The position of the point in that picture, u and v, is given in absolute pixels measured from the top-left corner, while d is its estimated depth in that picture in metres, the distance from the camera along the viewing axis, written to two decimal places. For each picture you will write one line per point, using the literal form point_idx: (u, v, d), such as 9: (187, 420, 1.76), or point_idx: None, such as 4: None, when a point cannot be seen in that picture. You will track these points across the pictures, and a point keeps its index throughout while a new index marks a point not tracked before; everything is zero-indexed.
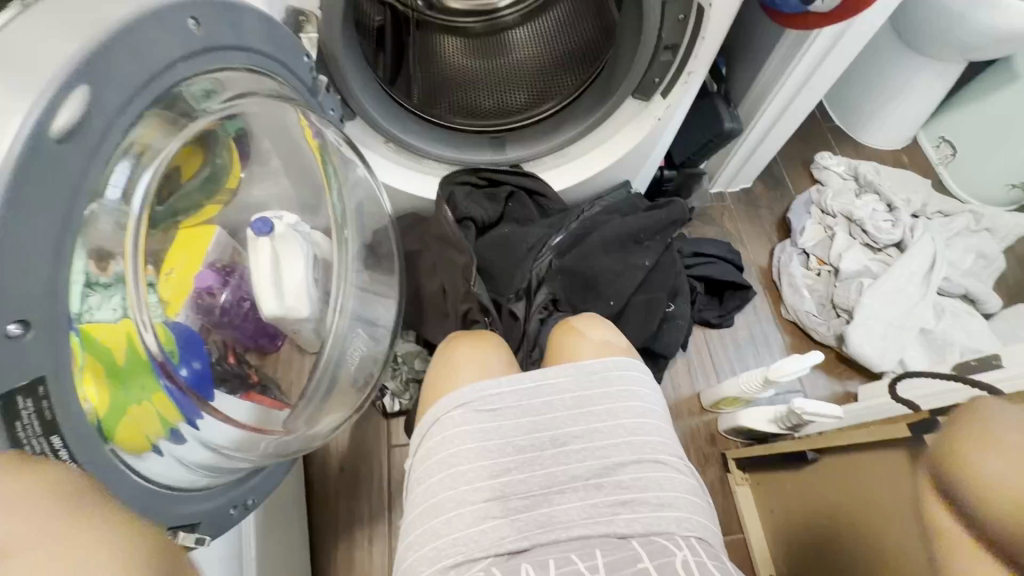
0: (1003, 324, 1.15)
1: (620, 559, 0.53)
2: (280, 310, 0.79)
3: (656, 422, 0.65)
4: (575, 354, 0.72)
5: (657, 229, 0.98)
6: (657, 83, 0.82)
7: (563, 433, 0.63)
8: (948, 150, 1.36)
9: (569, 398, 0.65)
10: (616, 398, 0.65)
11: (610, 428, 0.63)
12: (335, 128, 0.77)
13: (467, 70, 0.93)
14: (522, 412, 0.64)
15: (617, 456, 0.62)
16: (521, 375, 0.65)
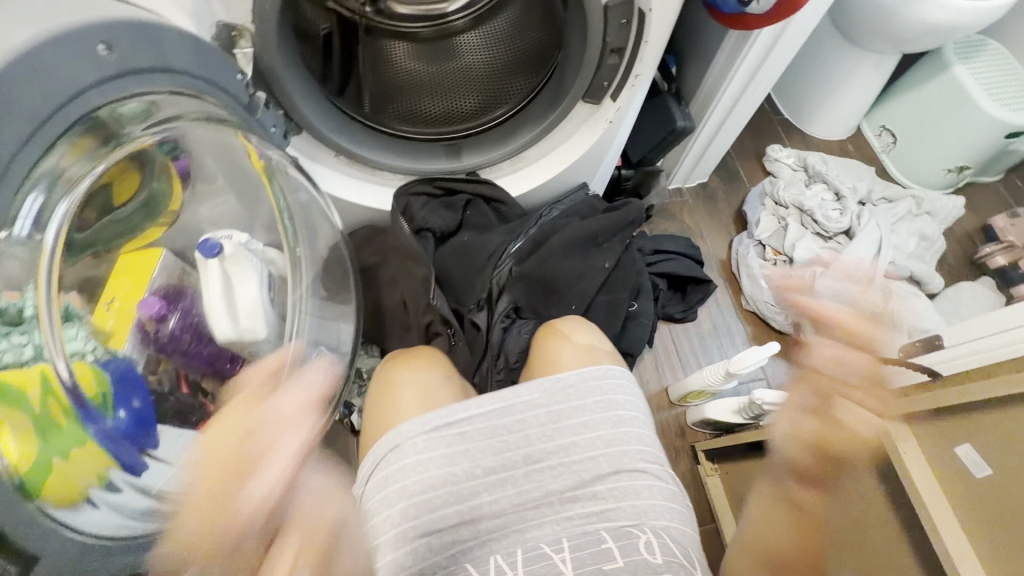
0: (947, 303, 1.21)
1: (584, 541, 0.57)
2: (234, 334, 0.77)
3: (636, 429, 0.65)
4: (558, 358, 0.73)
5: (617, 230, 0.98)
6: (606, 86, 0.82)
7: (536, 450, 0.63)
8: (889, 138, 1.42)
9: (544, 414, 0.65)
10: (596, 410, 0.65)
11: (587, 442, 0.64)
12: (276, 147, 0.74)
13: (418, 76, 0.89)
14: (491, 431, 0.64)
15: (596, 469, 0.62)
16: (491, 397, 0.64)
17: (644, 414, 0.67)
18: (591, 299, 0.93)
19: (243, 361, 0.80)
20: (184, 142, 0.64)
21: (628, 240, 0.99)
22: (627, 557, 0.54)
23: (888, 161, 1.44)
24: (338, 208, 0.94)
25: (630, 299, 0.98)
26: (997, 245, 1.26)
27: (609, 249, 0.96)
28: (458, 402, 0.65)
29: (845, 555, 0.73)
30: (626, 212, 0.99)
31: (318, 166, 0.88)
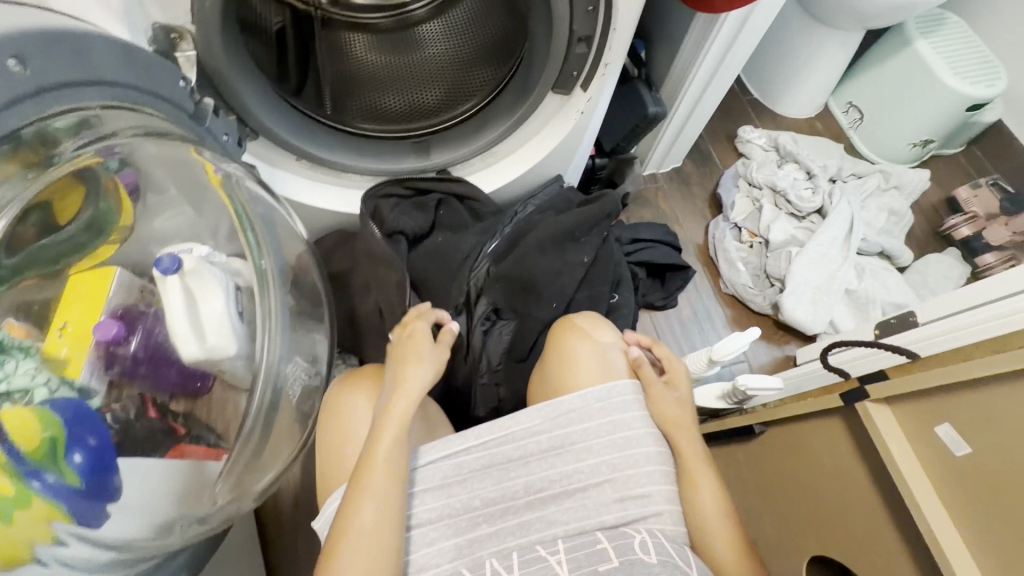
0: (916, 276, 1.24)
1: (580, 542, 0.55)
2: (203, 355, 0.71)
3: (644, 449, 0.62)
4: (571, 354, 0.71)
5: (593, 224, 0.96)
6: (576, 76, 0.80)
7: (539, 479, 0.61)
8: (856, 115, 1.44)
9: (546, 439, 0.62)
10: (600, 433, 0.62)
11: (592, 467, 0.61)
12: (238, 165, 0.73)
13: (380, 70, 0.86)
14: (492, 459, 0.62)
15: (602, 497, 0.59)
16: (490, 426, 0.63)
17: (654, 431, 0.65)
18: (570, 296, 0.91)
19: (215, 380, 0.76)
20: (133, 161, 0.62)
21: (604, 234, 0.97)
22: (623, 557, 0.51)
23: (856, 137, 1.45)
24: (304, 214, 0.90)
25: (610, 292, 0.97)
26: (962, 216, 1.29)
27: (587, 243, 0.94)
28: (459, 432, 0.65)
29: (841, 542, 0.72)
30: (602, 203, 0.97)
31: (277, 170, 0.84)
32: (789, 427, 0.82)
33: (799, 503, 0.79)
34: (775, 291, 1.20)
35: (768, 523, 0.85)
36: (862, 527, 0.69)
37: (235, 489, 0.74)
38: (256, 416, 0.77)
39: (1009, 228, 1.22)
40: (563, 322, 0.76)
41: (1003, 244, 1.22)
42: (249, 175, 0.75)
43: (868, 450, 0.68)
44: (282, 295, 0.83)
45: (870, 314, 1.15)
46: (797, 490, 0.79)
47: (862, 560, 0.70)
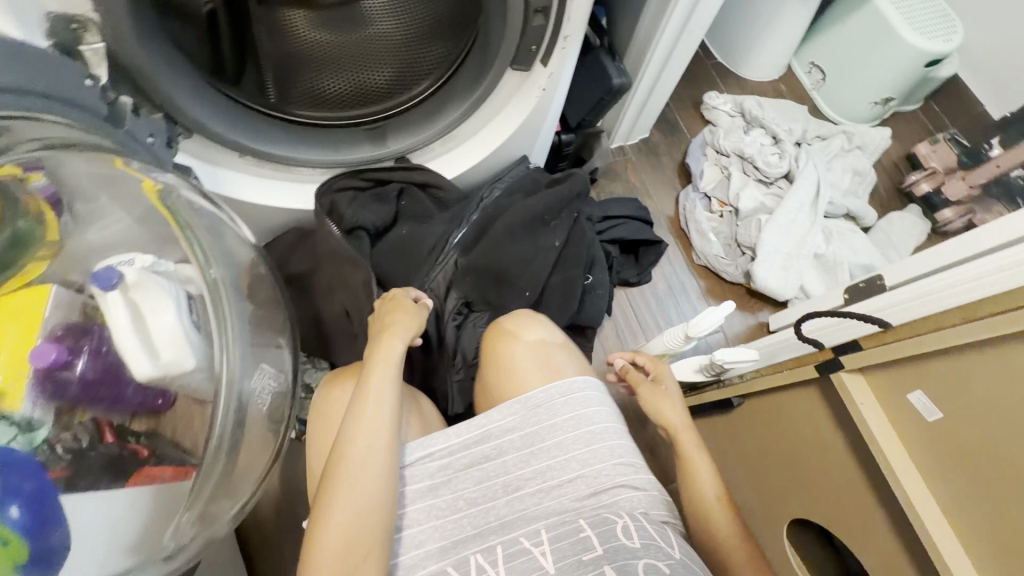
0: (881, 235, 1.26)
1: (564, 530, 0.53)
2: (159, 373, 0.64)
3: (613, 441, 0.61)
4: (511, 361, 0.68)
5: (563, 205, 0.93)
6: (535, 51, 0.75)
7: (515, 478, 0.59)
8: (818, 75, 1.43)
9: (518, 437, 0.61)
10: (569, 427, 0.61)
11: (563, 464, 0.59)
12: (173, 173, 0.70)
13: (324, 50, 0.78)
14: (473, 461, 0.60)
15: (576, 491, 0.58)
16: (465, 424, 0.62)
17: (619, 425, 0.64)
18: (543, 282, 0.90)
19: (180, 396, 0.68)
20: (53, 174, 0.60)
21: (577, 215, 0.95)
22: (607, 544, 0.50)
23: (819, 98, 1.45)
24: (255, 214, 0.84)
25: (584, 273, 0.95)
26: (922, 172, 1.32)
27: (557, 228, 0.92)
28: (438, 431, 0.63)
29: (820, 505, 0.75)
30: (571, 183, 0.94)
31: (219, 168, 0.78)
32: (766, 397, 0.84)
33: (783, 471, 0.80)
34: (747, 260, 1.21)
35: (756, 493, 0.86)
36: (843, 491, 0.71)
37: (200, 519, 0.68)
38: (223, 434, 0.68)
39: (966, 182, 1.23)
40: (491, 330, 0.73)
41: (961, 198, 1.25)
42: (186, 185, 0.71)
43: (842, 418, 0.70)
44: (239, 303, 0.73)
45: (838, 277, 1.17)
46: (780, 455, 0.81)
47: (840, 521, 0.72)
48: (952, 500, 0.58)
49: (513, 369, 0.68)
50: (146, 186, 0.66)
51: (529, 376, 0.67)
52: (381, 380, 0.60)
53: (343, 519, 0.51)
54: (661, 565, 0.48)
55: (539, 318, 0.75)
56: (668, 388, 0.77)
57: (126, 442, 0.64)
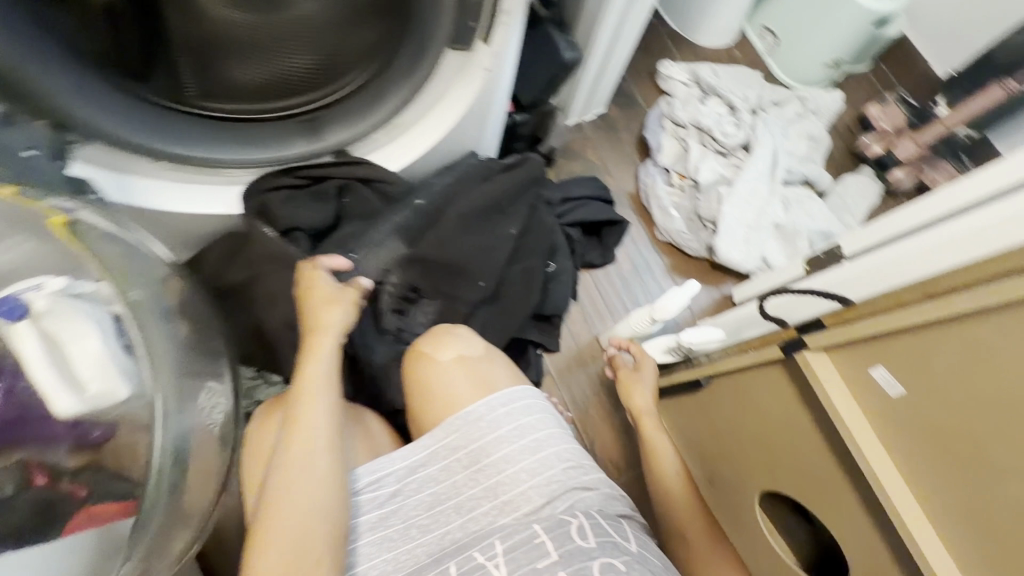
0: (837, 200, 1.27)
1: (518, 538, 0.51)
2: (87, 406, 0.62)
3: (555, 446, 0.59)
4: (441, 386, 0.63)
5: (519, 194, 0.90)
6: (474, 27, 0.69)
7: (466, 498, 0.56)
8: (771, 39, 1.41)
9: (464, 456, 0.58)
10: (513, 438, 0.58)
11: (512, 477, 0.56)
12: (68, 195, 0.63)
13: (244, 35, 0.70)
14: (421, 485, 0.59)
15: (529, 504, 0.54)
16: (409, 447, 0.60)
17: (560, 429, 0.62)
18: (500, 272, 0.87)
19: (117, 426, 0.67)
20: None
21: (535, 202, 0.92)
22: (562, 548, 0.49)
23: (772, 64, 1.43)
24: (181, 224, 0.76)
25: (545, 262, 0.92)
26: (874, 135, 1.32)
27: (514, 215, 0.89)
28: (383, 455, 0.61)
29: (787, 478, 0.76)
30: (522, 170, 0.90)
31: (131, 176, 0.70)
32: (731, 376, 0.84)
33: (754, 449, 0.81)
34: (709, 233, 1.20)
35: (726, 471, 0.88)
36: (810, 464, 0.72)
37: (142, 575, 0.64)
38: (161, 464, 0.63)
39: (916, 142, 1.24)
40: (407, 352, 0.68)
41: (910, 158, 1.25)
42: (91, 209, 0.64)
43: (805, 392, 0.71)
44: (165, 326, 0.69)
45: (798, 246, 1.17)
46: (751, 434, 0.81)
47: (807, 492, 0.74)
48: (915, 473, 0.59)
49: (437, 389, 0.64)
50: (54, 221, 0.60)
51: (453, 391, 0.63)
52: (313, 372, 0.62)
53: (278, 535, 0.51)
54: (618, 563, 0.48)
55: (456, 329, 0.70)
56: (642, 373, 0.91)
57: (59, 484, 0.67)
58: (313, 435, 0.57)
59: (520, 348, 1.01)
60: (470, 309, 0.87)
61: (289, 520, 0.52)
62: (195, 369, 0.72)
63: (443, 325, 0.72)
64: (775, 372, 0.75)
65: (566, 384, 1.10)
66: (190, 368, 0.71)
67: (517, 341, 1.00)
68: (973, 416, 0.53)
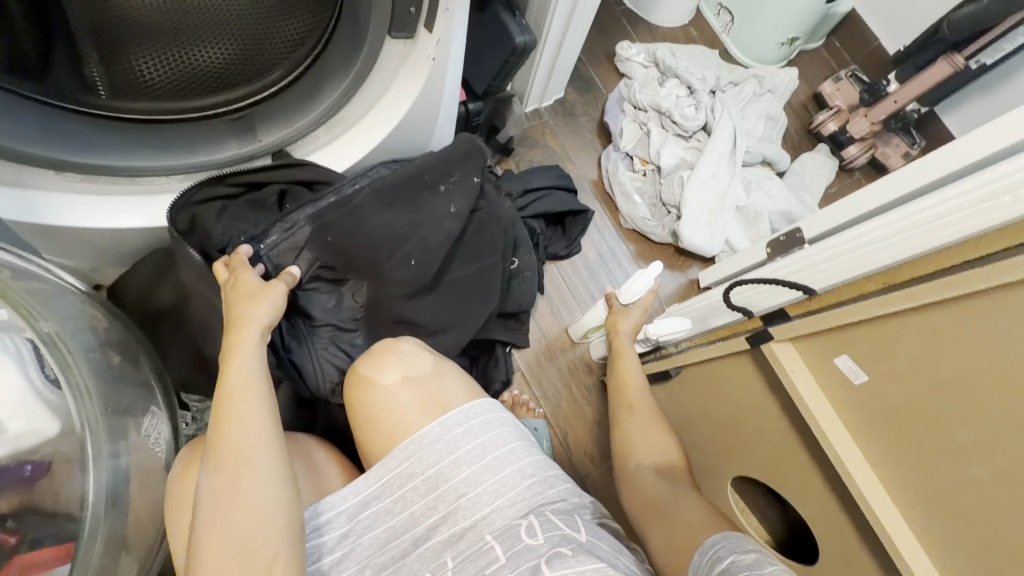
0: (796, 179, 1.28)
1: (470, 552, 0.50)
2: (7, 450, 0.59)
3: (524, 461, 0.56)
4: (388, 405, 0.59)
5: (451, 166, 0.79)
6: (414, 13, 0.64)
7: (424, 528, 0.54)
8: (727, 17, 1.39)
9: (422, 483, 0.55)
10: (472, 460, 0.55)
11: (474, 500, 0.53)
12: None
13: (153, 27, 0.61)
14: (376, 520, 0.55)
15: (492, 528, 0.52)
16: (361, 481, 0.56)
17: (520, 440, 0.59)
18: (438, 252, 0.77)
19: None
20: None
21: (479, 179, 0.80)
22: (510, 550, 0.49)
23: (729, 42, 1.42)
24: (103, 241, 0.69)
25: (506, 259, 0.89)
26: (828, 112, 1.32)
27: (452, 192, 0.78)
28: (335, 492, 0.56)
29: (759, 464, 0.76)
30: (473, 158, 0.81)
31: (33, 192, 0.62)
32: (699, 366, 0.84)
33: (725, 437, 0.81)
34: (673, 219, 1.19)
35: (697, 458, 0.88)
36: (779, 451, 0.72)
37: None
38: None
39: (869, 119, 1.26)
40: (350, 378, 0.64)
41: (864, 135, 1.28)
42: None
43: (771, 380, 0.71)
44: (90, 360, 0.67)
45: (760, 228, 1.17)
46: (720, 424, 0.81)
47: (778, 477, 0.74)
48: (880, 460, 0.60)
49: (382, 415, 0.59)
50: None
51: (400, 418, 0.58)
52: (243, 375, 0.55)
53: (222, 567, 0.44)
54: (565, 550, 0.46)
55: (399, 345, 0.65)
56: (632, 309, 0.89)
57: None
58: (255, 436, 0.51)
59: (487, 349, 0.98)
60: (405, 303, 0.78)
61: (235, 535, 0.46)
62: (130, 402, 0.71)
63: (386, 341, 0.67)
64: (740, 362, 0.75)
65: (537, 380, 1.08)
66: (121, 403, 0.69)
67: (483, 341, 0.97)
68: (940, 405, 0.53)
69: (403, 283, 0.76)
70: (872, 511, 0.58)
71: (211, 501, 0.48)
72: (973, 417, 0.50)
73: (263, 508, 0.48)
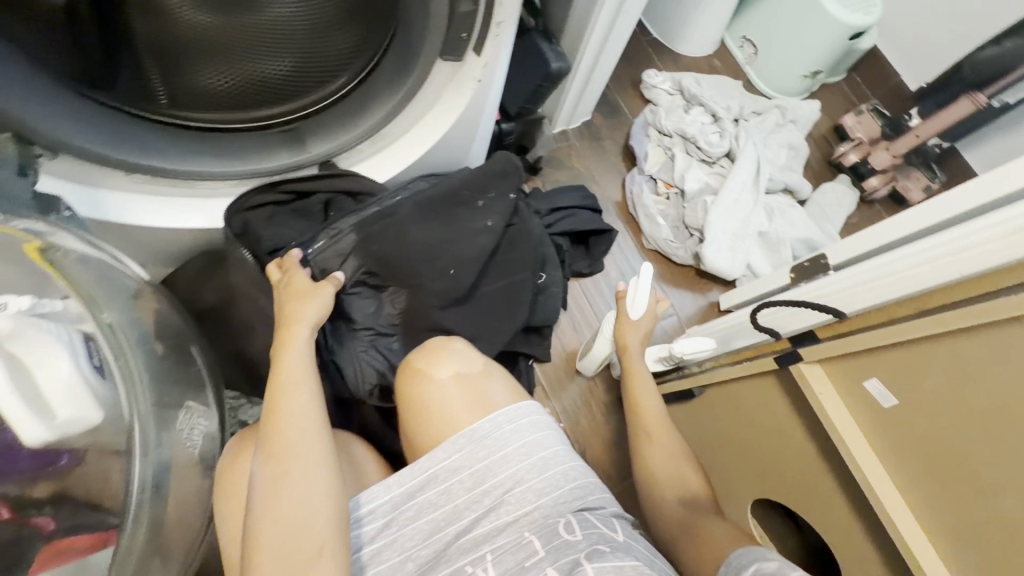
0: (816, 208, 1.31)
1: (509, 544, 0.53)
2: (54, 435, 0.63)
3: (569, 462, 0.59)
4: (439, 400, 0.64)
5: (486, 183, 0.82)
6: (465, 39, 0.67)
7: (468, 521, 0.56)
8: (751, 49, 1.44)
9: (469, 476, 0.57)
10: (520, 457, 0.58)
11: (518, 497, 0.56)
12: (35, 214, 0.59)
13: (213, 42, 0.65)
14: (419, 511, 0.57)
15: (532, 526, 0.54)
16: (408, 471, 0.58)
17: (564, 444, 0.61)
18: (474, 264, 0.80)
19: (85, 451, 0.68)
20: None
21: (514, 196, 0.83)
22: (549, 545, 0.51)
23: (752, 73, 1.46)
24: (158, 240, 0.73)
25: (535, 275, 0.90)
26: (850, 143, 1.35)
27: (490, 207, 0.81)
28: (377, 482, 0.59)
29: (783, 488, 0.77)
30: (509, 176, 0.83)
31: (102, 191, 0.67)
32: (722, 386, 0.85)
33: (746, 457, 0.82)
34: (695, 242, 1.21)
35: (717, 477, 0.88)
36: (805, 476, 0.73)
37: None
38: (143, 484, 0.60)
39: (890, 152, 1.28)
40: (405, 368, 0.69)
41: (885, 167, 1.30)
42: (70, 233, 0.61)
43: (797, 401, 0.72)
44: (143, 351, 0.67)
45: (781, 253, 1.19)
46: (742, 444, 0.82)
47: (804, 502, 0.74)
48: (910, 487, 0.60)
49: (435, 407, 0.64)
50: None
51: (453, 411, 0.63)
52: (291, 372, 0.58)
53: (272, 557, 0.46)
54: (602, 547, 0.49)
55: (452, 345, 0.70)
56: (641, 321, 0.86)
57: (29, 516, 0.67)
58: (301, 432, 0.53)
59: (510, 360, 1.00)
60: (443, 318, 0.81)
61: (283, 527, 0.48)
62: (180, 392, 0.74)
63: (440, 338, 0.72)
64: (765, 383, 0.77)
65: (557, 395, 1.09)
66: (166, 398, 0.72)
67: (507, 352, 0.99)
68: (974, 434, 0.53)
69: (439, 291, 0.79)
70: (903, 539, 0.58)
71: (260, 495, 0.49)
72: (1005, 447, 0.51)
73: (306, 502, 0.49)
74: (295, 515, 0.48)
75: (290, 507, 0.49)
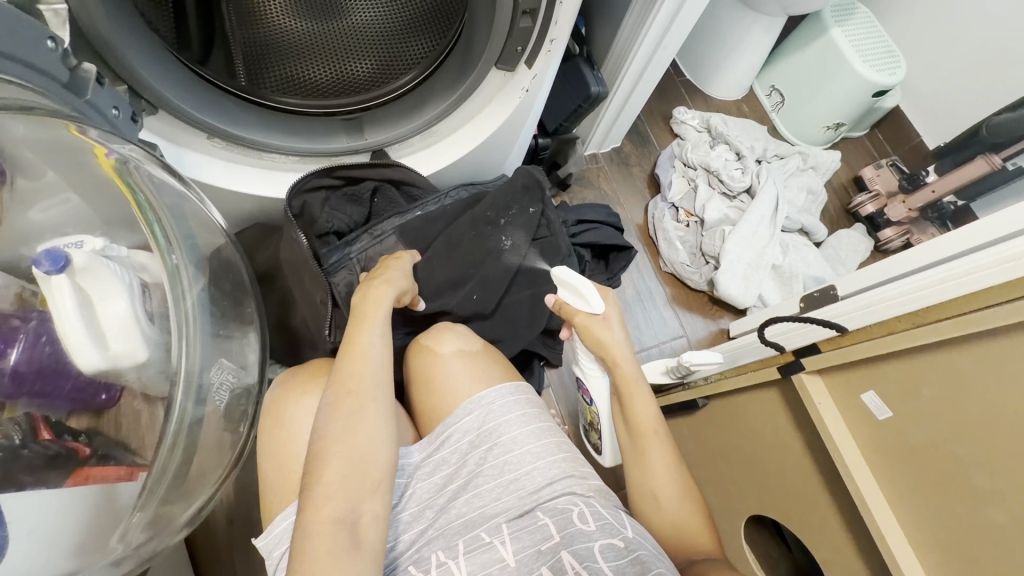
0: (831, 250, 1.35)
1: (525, 526, 0.56)
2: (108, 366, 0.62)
3: (563, 437, 0.66)
4: (441, 375, 0.71)
5: (511, 201, 0.90)
6: (520, 51, 0.75)
7: (473, 475, 0.62)
8: (777, 98, 1.51)
9: (475, 436, 0.64)
10: (520, 424, 0.65)
11: (519, 457, 0.62)
12: (139, 147, 0.67)
13: (300, 35, 0.76)
14: (434, 468, 0.64)
15: (533, 484, 0.60)
16: (428, 436, 0.67)
17: (550, 419, 0.68)
18: (498, 288, 0.88)
19: (125, 392, 0.66)
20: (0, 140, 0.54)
21: (535, 211, 0.91)
22: (563, 531, 0.54)
23: (778, 121, 1.53)
24: (223, 199, 0.82)
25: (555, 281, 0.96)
26: (868, 194, 1.42)
27: (510, 225, 0.89)
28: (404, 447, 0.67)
29: (779, 501, 0.79)
30: (530, 191, 0.92)
31: (184, 150, 0.75)
32: (724, 399, 0.89)
33: (743, 469, 0.85)
34: (710, 268, 1.26)
35: (720, 490, 0.90)
36: (802, 491, 0.75)
37: (151, 524, 0.66)
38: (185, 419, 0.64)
39: (907, 205, 1.34)
40: (411, 348, 0.77)
41: (901, 220, 1.36)
42: (150, 159, 0.68)
43: (798, 413, 0.75)
44: (198, 293, 0.72)
45: (794, 287, 1.23)
46: (743, 459, 0.85)
47: (799, 517, 0.77)
48: (899, 500, 0.64)
49: (439, 378, 0.71)
50: (70, 130, 0.58)
51: (455, 387, 0.70)
52: (369, 339, 0.62)
53: (325, 485, 0.52)
54: (617, 543, 0.53)
55: (456, 327, 0.78)
56: (608, 314, 0.73)
57: (68, 440, 0.60)
58: (367, 365, 0.60)
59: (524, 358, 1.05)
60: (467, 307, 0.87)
61: (350, 459, 0.54)
62: (231, 336, 0.79)
63: (445, 323, 0.81)
64: (765, 397, 0.81)
65: (564, 399, 1.12)
66: (223, 341, 0.77)
67: (523, 350, 1.04)
68: (965, 451, 0.56)
69: (472, 289, 0.87)
70: (888, 548, 0.61)
71: (330, 432, 0.56)
72: (993, 462, 0.54)
73: (370, 429, 0.57)
74: (342, 456, 0.54)
75: (345, 451, 0.54)
